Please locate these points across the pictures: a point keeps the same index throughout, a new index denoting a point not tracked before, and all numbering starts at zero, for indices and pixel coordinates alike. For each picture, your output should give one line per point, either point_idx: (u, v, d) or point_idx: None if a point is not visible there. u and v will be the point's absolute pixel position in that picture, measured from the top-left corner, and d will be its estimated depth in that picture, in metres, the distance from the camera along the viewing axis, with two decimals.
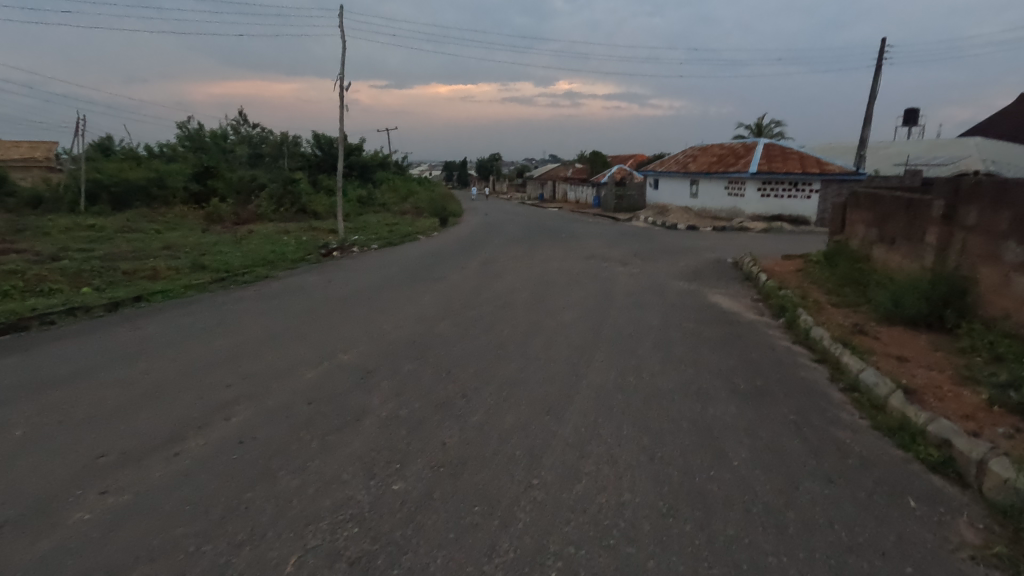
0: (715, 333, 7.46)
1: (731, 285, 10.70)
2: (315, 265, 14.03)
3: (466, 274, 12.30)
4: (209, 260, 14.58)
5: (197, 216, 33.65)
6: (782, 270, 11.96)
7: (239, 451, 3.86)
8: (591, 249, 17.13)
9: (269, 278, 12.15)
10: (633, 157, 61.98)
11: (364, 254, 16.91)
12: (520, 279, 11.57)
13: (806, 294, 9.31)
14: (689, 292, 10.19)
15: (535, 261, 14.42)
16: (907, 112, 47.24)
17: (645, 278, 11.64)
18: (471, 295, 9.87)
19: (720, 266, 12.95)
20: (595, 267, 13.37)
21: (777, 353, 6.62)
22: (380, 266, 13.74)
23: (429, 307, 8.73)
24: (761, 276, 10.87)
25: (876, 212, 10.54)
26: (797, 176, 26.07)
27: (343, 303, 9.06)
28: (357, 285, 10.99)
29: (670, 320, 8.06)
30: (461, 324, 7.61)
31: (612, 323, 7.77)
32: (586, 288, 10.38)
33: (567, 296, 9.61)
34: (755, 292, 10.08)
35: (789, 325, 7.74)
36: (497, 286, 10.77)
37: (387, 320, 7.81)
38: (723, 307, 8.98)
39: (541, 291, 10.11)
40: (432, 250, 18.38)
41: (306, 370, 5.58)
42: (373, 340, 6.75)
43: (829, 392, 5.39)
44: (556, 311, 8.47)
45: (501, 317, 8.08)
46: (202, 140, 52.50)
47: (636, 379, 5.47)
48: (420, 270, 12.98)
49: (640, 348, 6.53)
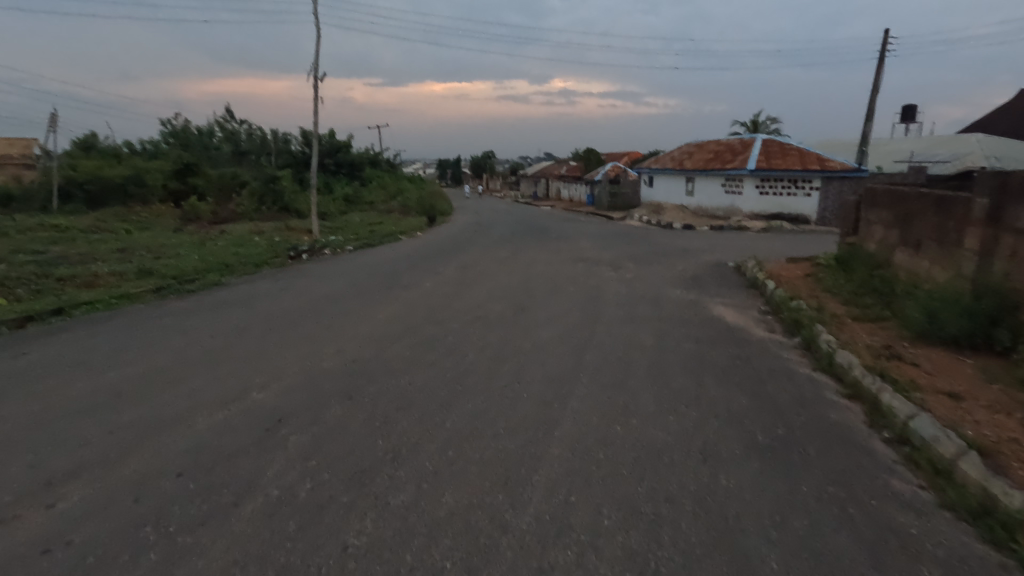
0: (720, 356, 6.26)
1: (734, 294, 9.52)
2: (276, 270, 12.75)
3: (441, 280, 11.08)
4: (161, 265, 13.28)
5: (174, 216, 32.27)
6: (790, 276, 10.78)
7: (42, 566, 2.65)
8: (581, 251, 15.89)
9: (219, 284, 10.91)
10: (628, 155, 60.85)
11: (336, 256, 15.67)
12: (499, 287, 10.37)
13: (821, 306, 8.13)
14: (687, 302, 9.01)
15: (519, 265, 13.22)
16: (907, 107, 46.16)
17: (637, 285, 10.47)
18: (438, 306, 8.65)
19: (720, 271, 11.78)
20: (583, 272, 12.17)
21: (797, 385, 5.44)
22: (347, 271, 12.50)
23: (386, 323, 7.50)
24: (768, 283, 9.67)
25: (898, 212, 9.36)
26: (797, 173, 24.91)
27: (288, 318, 7.84)
28: (313, 295, 9.74)
29: (667, 339, 6.88)
30: (418, 347, 6.39)
31: (598, 344, 6.57)
32: (571, 299, 9.19)
33: (548, 309, 8.42)
34: (763, 303, 8.89)
35: (807, 346, 6.55)
36: (471, 296, 9.57)
37: (331, 341, 6.57)
38: (727, 322, 7.80)
39: (519, 302, 8.92)
40: (411, 251, 17.21)
41: (200, 418, 4.33)
42: (305, 371, 5.51)
43: (871, 445, 4.20)
44: (533, 329, 7.25)
45: (469, 337, 6.86)
46: (186, 137, 51.05)
47: (623, 429, 4.27)
48: (390, 276, 11.76)
49: (630, 380, 5.33)
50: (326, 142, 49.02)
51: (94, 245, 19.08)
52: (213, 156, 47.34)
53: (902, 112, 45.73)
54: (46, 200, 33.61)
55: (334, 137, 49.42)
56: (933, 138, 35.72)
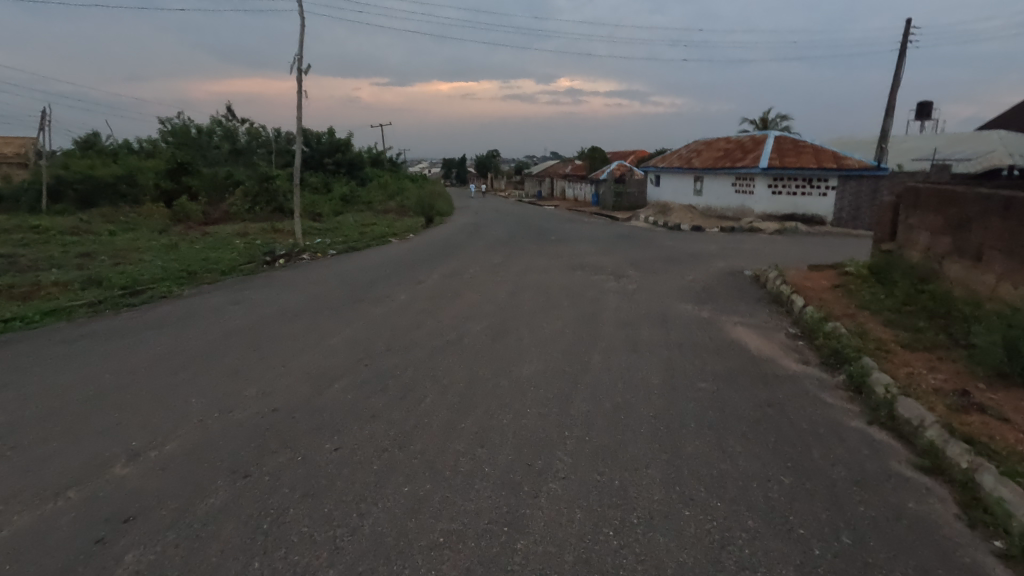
0: (744, 402, 4.94)
1: (755, 310, 8.18)
2: (242, 279, 11.51)
3: (418, 292, 9.80)
4: (116, 273, 12.02)
5: (163, 216, 31.12)
6: (818, 288, 9.39)
7: None
8: (581, 256, 14.58)
9: (169, 296, 9.71)
10: (635, 154, 59.33)
11: (315, 261, 14.42)
12: (484, 300, 9.10)
13: (863, 330, 6.76)
14: (700, 322, 7.69)
15: (510, 273, 11.94)
16: (923, 103, 44.51)
17: (641, 299, 9.15)
18: (407, 327, 7.36)
19: (736, 281, 10.43)
20: (581, 282, 10.84)
21: (852, 450, 4.10)
22: (318, 280, 11.26)
23: (336, 351, 6.21)
24: (794, 297, 8.30)
25: (949, 216, 7.97)
26: (812, 171, 23.32)
27: (223, 342, 6.57)
28: (269, 311, 8.51)
29: (677, 374, 5.57)
30: (366, 387, 5.13)
31: (593, 384, 5.26)
32: (563, 317, 7.87)
33: (536, 332, 7.12)
34: (790, 323, 7.53)
35: (856, 389, 5.19)
36: (448, 312, 8.30)
37: (259, 377, 5.32)
38: (749, 350, 6.46)
39: (502, 323, 7.62)
40: (398, 256, 16.00)
41: (18, 516, 3.07)
42: (202, 428, 4.21)
43: (980, 565, 2.89)
44: (512, 361, 5.96)
45: (431, 373, 5.57)
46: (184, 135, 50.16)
47: (618, 539, 2.96)
48: (364, 286, 10.51)
49: (630, 444, 4.02)
50: (326, 141, 47.84)
51: (64, 248, 17.91)
52: (210, 155, 46.20)
53: (917, 109, 43.98)
54: (35, 200, 32.61)
55: (333, 136, 48.16)
56: (953, 135, 34.03)
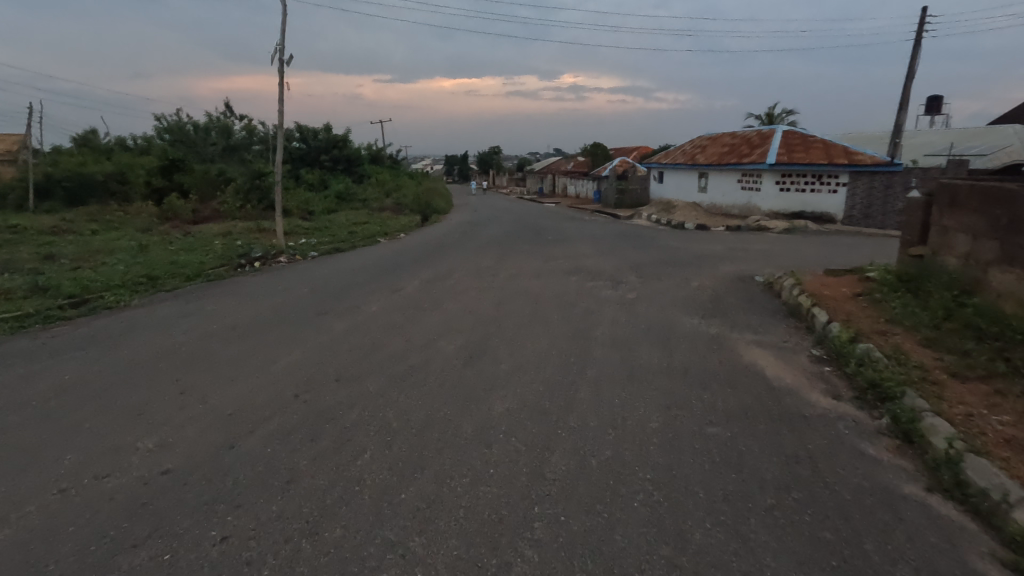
0: (767, 456, 3.92)
1: (770, 325, 7.16)
2: (205, 286, 10.54)
3: (393, 301, 8.83)
4: (71, 279, 11.06)
5: (152, 214, 30.19)
6: (839, 299, 8.35)
7: None
8: (578, 258, 13.56)
9: (114, 307, 8.74)
10: (638, 150, 58.08)
11: (292, 264, 13.46)
12: (463, 313, 8.10)
13: (900, 352, 5.73)
14: (708, 340, 6.67)
15: (498, 279, 10.93)
16: (933, 98, 43.18)
17: (640, 310, 8.14)
18: (368, 347, 6.36)
19: (747, 288, 9.41)
20: (575, 289, 9.83)
21: (912, 535, 3.10)
22: (287, 287, 10.27)
23: (275, 381, 5.22)
24: (814, 309, 7.27)
25: (994, 218, 6.94)
26: (821, 167, 22.18)
27: (147, 368, 5.60)
28: (219, 324, 7.53)
29: (681, 415, 4.56)
30: (294, 435, 4.13)
31: (577, 430, 4.25)
32: (550, 334, 6.86)
33: (515, 354, 6.11)
34: (812, 342, 6.48)
35: (905, 437, 4.17)
36: (420, 327, 7.30)
37: (165, 420, 4.33)
38: (767, 379, 5.44)
39: (479, 342, 6.62)
40: (383, 257, 15.01)
41: None
42: (60, 504, 3.22)
43: None
44: (482, 395, 4.95)
45: (381, 413, 4.55)
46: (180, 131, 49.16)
47: None
48: (336, 293, 9.53)
49: (618, 533, 3.01)
50: (323, 137, 46.79)
51: (34, 249, 16.99)
52: (204, 151, 45.19)
53: (928, 103, 42.64)
54: (21, 199, 31.76)
55: (331, 132, 47.07)
56: (968, 129, 32.69)
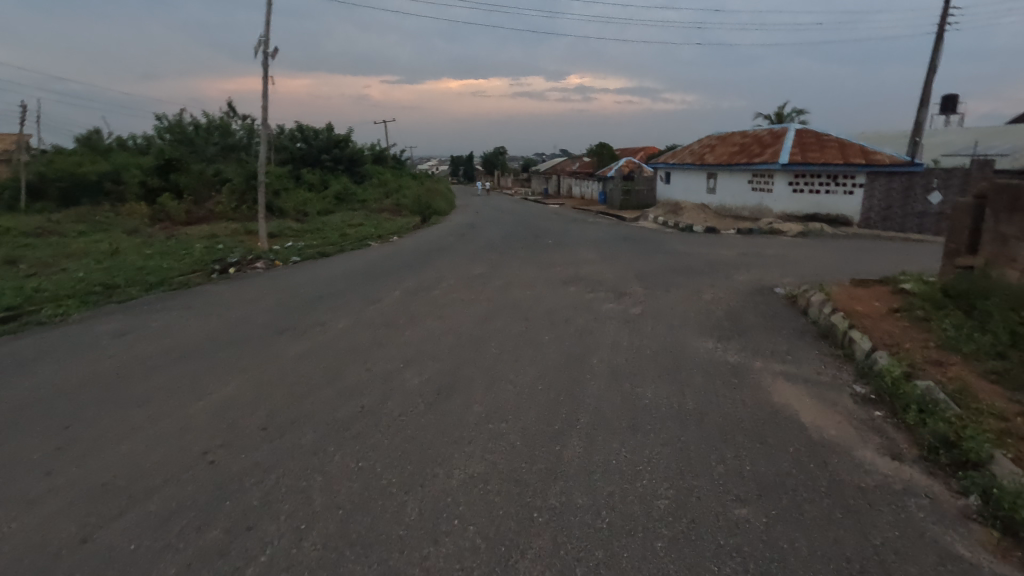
0: (820, 561, 2.83)
1: (800, 351, 6.06)
2: (163, 297, 9.53)
3: (365, 317, 7.79)
4: (20, 287, 10.08)
5: (144, 215, 29.34)
6: (876, 317, 7.23)
7: None
8: (578, 265, 12.47)
9: (48, 323, 7.73)
10: (643, 150, 56.94)
11: (269, 271, 12.48)
12: (441, 332, 7.04)
13: (969, 393, 4.61)
14: (727, 371, 5.58)
15: (488, 289, 9.88)
16: (947, 96, 41.79)
17: (646, 329, 7.05)
18: (317, 380, 5.29)
19: (767, 302, 8.30)
20: (572, 302, 8.73)
21: None
22: (252, 298, 9.23)
23: (186, 429, 4.16)
24: (852, 331, 6.15)
25: None
26: (837, 168, 20.91)
27: (37, 408, 4.56)
28: (156, 346, 6.49)
29: (697, 488, 3.47)
30: (176, 520, 3.07)
31: (560, 517, 3.15)
32: (537, 363, 5.77)
33: (493, 391, 5.02)
34: (854, 376, 5.37)
35: (1006, 530, 3.07)
36: (387, 351, 6.23)
37: (15, 495, 3.28)
38: (804, 430, 4.32)
39: (453, 371, 5.55)
40: (370, 262, 13.99)
41: None
42: None
43: None
44: (441, 453, 3.88)
45: (304, 481, 3.48)
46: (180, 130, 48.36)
47: None
48: (304, 306, 8.50)
49: None
50: (324, 136, 45.87)
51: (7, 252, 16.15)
52: (203, 151, 44.48)
53: (942, 102, 41.25)
54: (13, 199, 31.08)
55: (332, 132, 46.14)
56: (991, 128, 31.16)
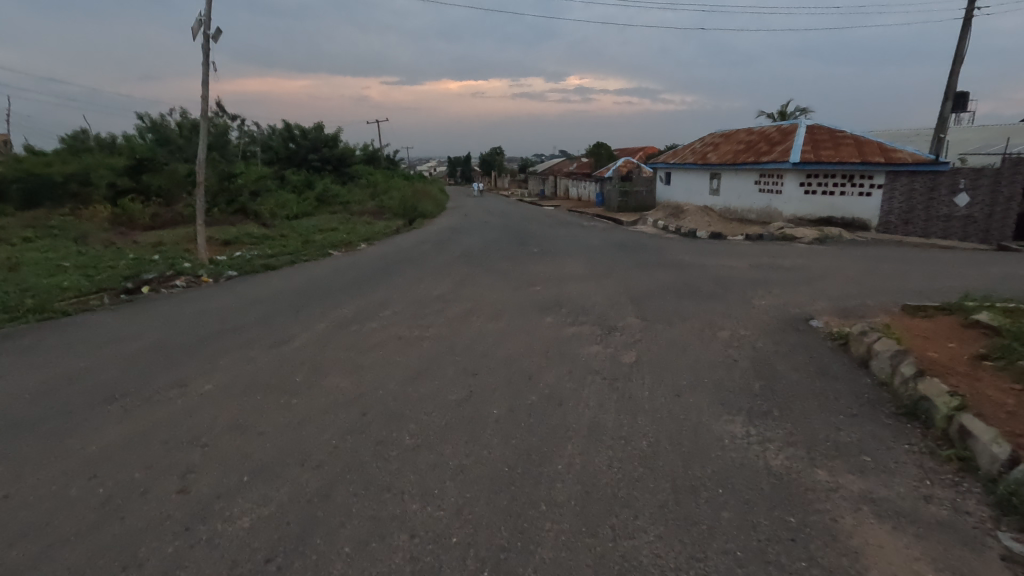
0: None
1: (881, 451, 3.84)
2: (14, 333, 7.30)
3: (253, 370, 5.61)
4: None
5: (105, 219, 27.00)
6: (972, 374, 4.98)
7: None
8: (561, 283, 10.34)
9: None
10: (645, 149, 54.62)
11: (188, 291, 10.34)
12: (343, 400, 4.84)
13: None
14: (776, 491, 3.38)
15: (441, 321, 7.69)
16: (961, 94, 39.62)
17: (642, 395, 4.86)
18: (80, 518, 3.13)
19: (804, 346, 6.11)
20: (544, 342, 6.56)
21: None
22: (125, 337, 7.00)
23: None
24: (961, 414, 3.90)
25: None
26: (854, 166, 18.65)
27: None
28: None
29: None
30: None
31: None
32: (463, 476, 3.58)
33: (367, 554, 2.84)
34: (992, 514, 3.13)
35: None
36: (242, 441, 4.04)
37: None
38: None
39: (320, 497, 3.34)
40: (317, 278, 11.79)
41: None
42: None
43: None
44: None
45: None
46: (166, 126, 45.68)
47: None
48: (184, 351, 6.31)
49: None
50: (312, 135, 43.48)
51: None
52: (185, 150, 42.12)
53: (958, 100, 39.13)
54: None
55: (320, 131, 43.76)
56: (1016, 125, 28.79)
